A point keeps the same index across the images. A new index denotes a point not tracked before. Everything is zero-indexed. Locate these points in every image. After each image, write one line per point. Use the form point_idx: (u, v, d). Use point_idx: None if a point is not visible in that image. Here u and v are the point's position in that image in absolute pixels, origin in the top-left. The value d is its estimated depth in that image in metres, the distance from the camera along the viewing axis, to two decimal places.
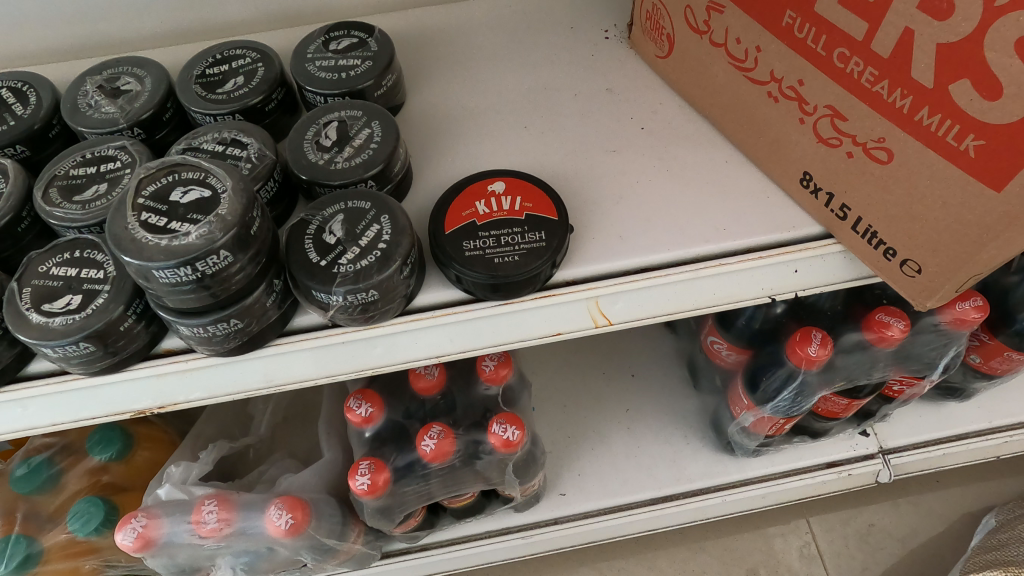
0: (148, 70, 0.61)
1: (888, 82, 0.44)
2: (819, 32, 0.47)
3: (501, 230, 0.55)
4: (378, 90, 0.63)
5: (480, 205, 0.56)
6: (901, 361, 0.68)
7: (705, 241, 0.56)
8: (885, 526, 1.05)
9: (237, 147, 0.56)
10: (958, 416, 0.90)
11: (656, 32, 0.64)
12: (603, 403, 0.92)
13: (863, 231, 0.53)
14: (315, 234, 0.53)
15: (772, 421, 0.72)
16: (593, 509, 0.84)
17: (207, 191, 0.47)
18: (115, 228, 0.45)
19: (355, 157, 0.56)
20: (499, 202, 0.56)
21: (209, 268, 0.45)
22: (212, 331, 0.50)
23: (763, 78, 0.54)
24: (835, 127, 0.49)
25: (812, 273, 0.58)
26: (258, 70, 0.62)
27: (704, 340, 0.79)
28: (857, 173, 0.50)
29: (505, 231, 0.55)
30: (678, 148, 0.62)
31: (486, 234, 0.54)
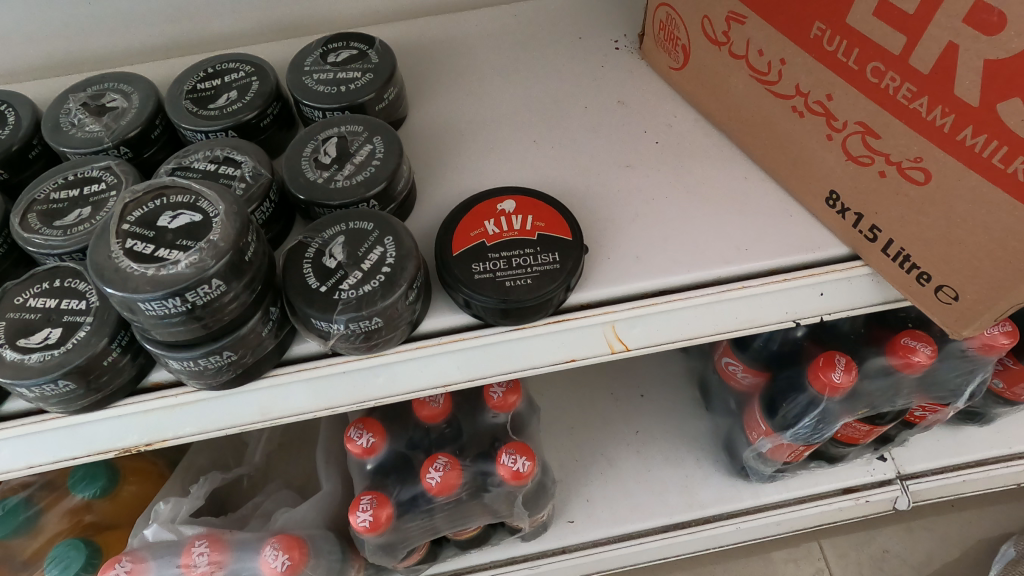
0: (136, 85, 0.58)
1: (927, 98, 0.41)
2: (850, 45, 0.44)
3: (512, 251, 0.51)
4: (379, 103, 0.60)
5: (491, 223, 0.53)
6: (925, 387, 0.66)
7: (727, 263, 0.53)
8: (900, 551, 1.02)
9: (231, 165, 0.53)
10: (977, 440, 0.87)
11: (670, 43, 0.62)
12: (612, 426, 0.89)
13: (895, 253, 0.50)
14: (314, 257, 0.49)
15: (792, 448, 0.69)
16: (602, 538, 0.81)
17: (197, 215, 0.44)
18: (97, 256, 0.42)
19: (356, 175, 0.53)
20: (510, 220, 0.53)
21: (200, 298, 0.42)
22: (203, 364, 0.47)
23: (788, 92, 0.51)
24: (867, 145, 0.47)
25: (839, 296, 0.55)
26: (253, 84, 0.59)
27: (718, 361, 0.76)
28: (890, 193, 0.47)
29: (516, 252, 0.51)
30: (694, 165, 0.59)
31: (496, 256, 0.51)
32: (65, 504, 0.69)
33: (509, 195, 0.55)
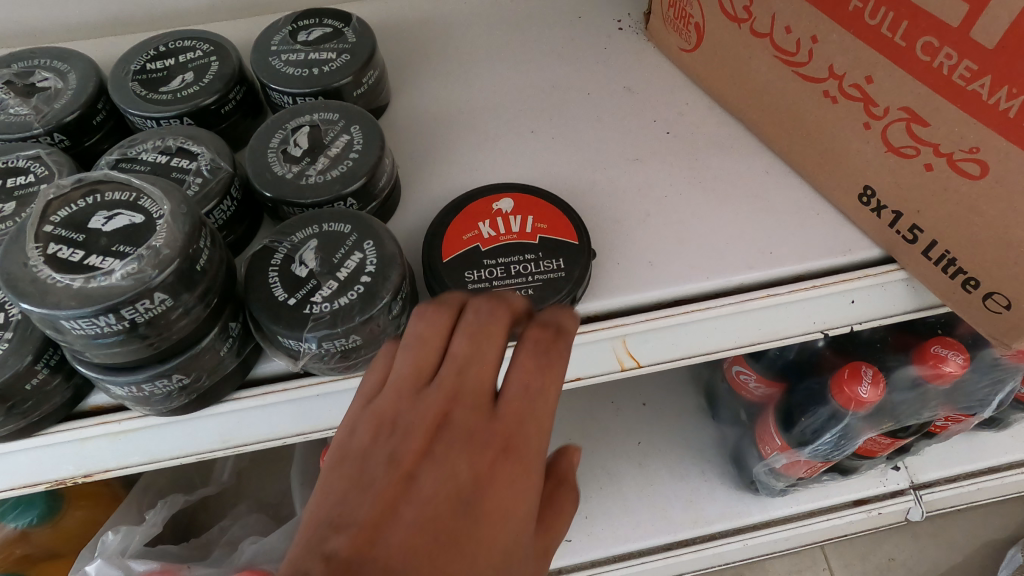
0: (72, 63, 0.51)
1: (991, 78, 0.36)
2: (898, 17, 0.39)
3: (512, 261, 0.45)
4: (358, 88, 0.53)
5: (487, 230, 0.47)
6: (951, 398, 0.61)
7: (749, 268, 0.47)
8: (906, 559, 0.98)
9: (185, 157, 0.46)
10: (992, 446, 0.83)
11: (682, 22, 0.56)
12: (610, 436, 0.83)
13: (937, 257, 0.45)
14: (282, 265, 0.43)
15: (808, 464, 0.64)
16: (602, 558, 0.76)
17: (138, 215, 0.37)
18: (11, 264, 0.35)
19: (331, 170, 0.46)
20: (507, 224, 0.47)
21: (142, 315, 0.35)
22: (149, 390, 0.40)
23: (819, 75, 0.45)
24: (911, 134, 0.41)
25: (871, 304, 0.49)
26: (212, 64, 0.52)
27: (727, 369, 0.71)
28: (939, 189, 0.42)
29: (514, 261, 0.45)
30: (708, 157, 0.53)
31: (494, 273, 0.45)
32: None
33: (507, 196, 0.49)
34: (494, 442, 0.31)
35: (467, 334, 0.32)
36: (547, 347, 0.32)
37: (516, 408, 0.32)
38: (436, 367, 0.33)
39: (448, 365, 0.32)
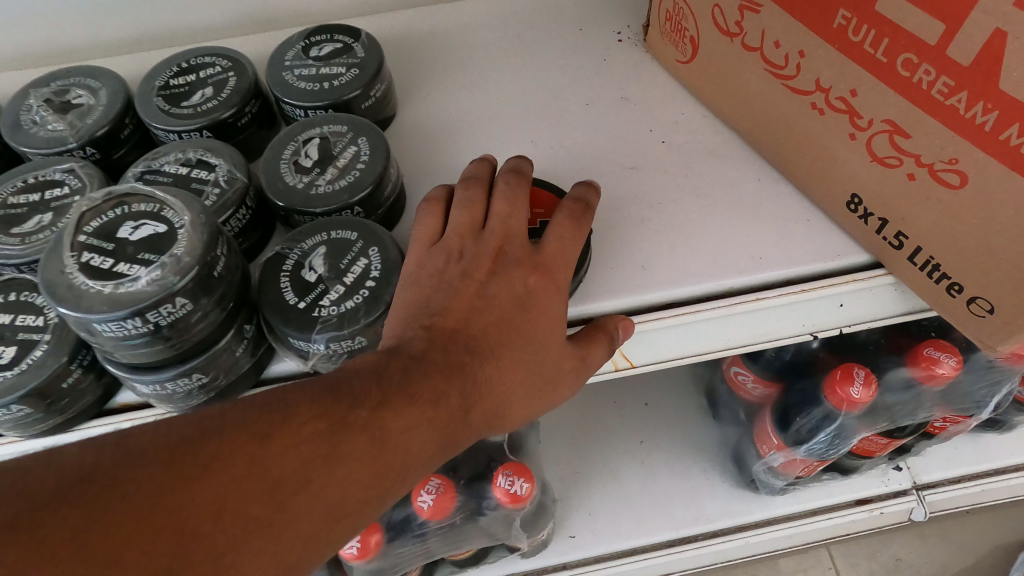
0: (103, 80, 0.54)
1: (967, 94, 0.37)
2: (880, 34, 0.40)
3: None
4: (366, 101, 0.56)
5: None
6: (948, 399, 0.62)
7: (740, 273, 0.49)
8: (912, 559, 0.98)
9: (204, 169, 0.49)
10: (996, 449, 0.82)
11: (677, 34, 0.57)
12: (613, 435, 0.85)
13: (923, 263, 0.46)
14: (293, 270, 0.45)
15: (805, 462, 0.66)
16: (605, 553, 0.77)
17: (161, 225, 0.40)
18: (49, 271, 0.38)
19: (339, 180, 0.49)
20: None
21: (165, 318, 0.38)
22: (172, 388, 0.43)
23: (807, 87, 0.47)
24: (894, 145, 0.43)
25: (860, 307, 0.51)
26: (230, 80, 0.55)
27: (726, 370, 0.72)
28: (921, 199, 0.43)
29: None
30: (702, 165, 0.55)
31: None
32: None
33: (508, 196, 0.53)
34: (537, 265, 0.43)
35: (506, 198, 0.46)
36: (579, 216, 0.45)
37: (553, 250, 0.44)
38: (483, 219, 0.46)
39: (492, 218, 0.45)
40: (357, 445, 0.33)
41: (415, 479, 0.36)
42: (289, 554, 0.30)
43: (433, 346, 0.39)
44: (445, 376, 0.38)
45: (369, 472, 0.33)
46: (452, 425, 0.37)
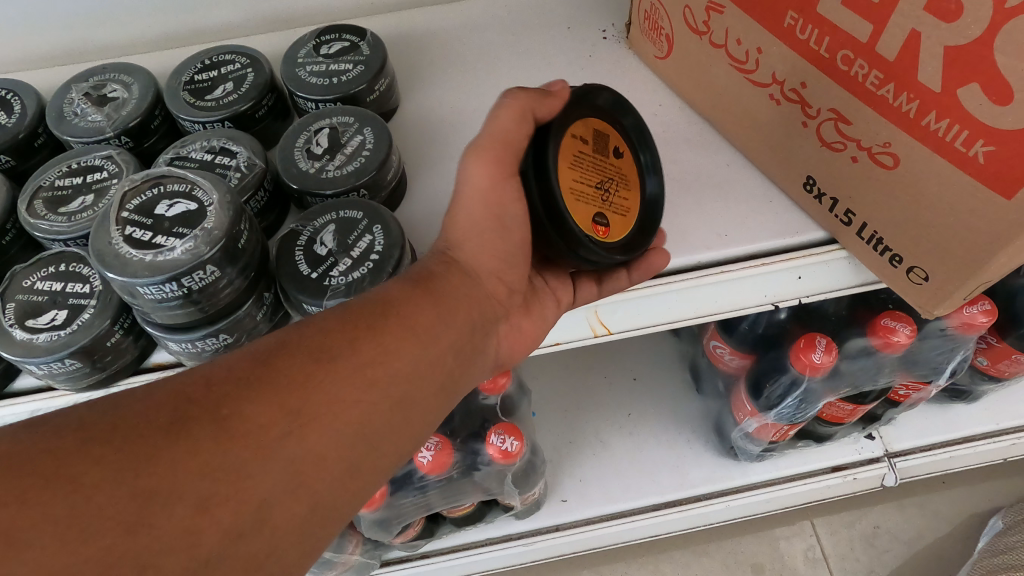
0: (135, 76, 0.60)
1: (894, 85, 0.42)
2: (821, 33, 0.45)
3: (589, 169, 0.50)
4: (371, 94, 0.61)
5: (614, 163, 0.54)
6: (907, 366, 0.67)
7: (707, 248, 0.54)
8: (892, 528, 0.99)
9: (226, 155, 0.55)
10: (966, 418, 0.86)
11: (655, 32, 0.63)
12: (604, 407, 0.91)
13: (869, 237, 0.50)
14: (306, 245, 0.51)
15: (776, 427, 0.71)
16: (594, 516, 0.83)
17: (193, 203, 0.46)
18: (99, 243, 0.44)
19: (347, 165, 0.55)
20: (604, 144, 0.53)
21: (196, 283, 0.44)
22: (202, 346, 0.49)
23: (765, 80, 0.52)
24: (839, 131, 0.48)
25: (817, 279, 0.56)
26: (248, 75, 0.61)
27: (707, 345, 0.78)
28: (862, 178, 0.48)
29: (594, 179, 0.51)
30: (676, 152, 0.60)
31: (611, 206, 0.51)
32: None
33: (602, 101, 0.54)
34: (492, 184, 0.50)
35: None
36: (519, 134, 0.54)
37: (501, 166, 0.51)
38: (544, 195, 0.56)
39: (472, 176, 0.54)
40: (381, 354, 0.42)
41: (419, 368, 0.43)
42: (348, 441, 0.39)
43: (428, 278, 0.47)
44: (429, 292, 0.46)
45: (379, 364, 0.41)
46: (448, 350, 0.46)
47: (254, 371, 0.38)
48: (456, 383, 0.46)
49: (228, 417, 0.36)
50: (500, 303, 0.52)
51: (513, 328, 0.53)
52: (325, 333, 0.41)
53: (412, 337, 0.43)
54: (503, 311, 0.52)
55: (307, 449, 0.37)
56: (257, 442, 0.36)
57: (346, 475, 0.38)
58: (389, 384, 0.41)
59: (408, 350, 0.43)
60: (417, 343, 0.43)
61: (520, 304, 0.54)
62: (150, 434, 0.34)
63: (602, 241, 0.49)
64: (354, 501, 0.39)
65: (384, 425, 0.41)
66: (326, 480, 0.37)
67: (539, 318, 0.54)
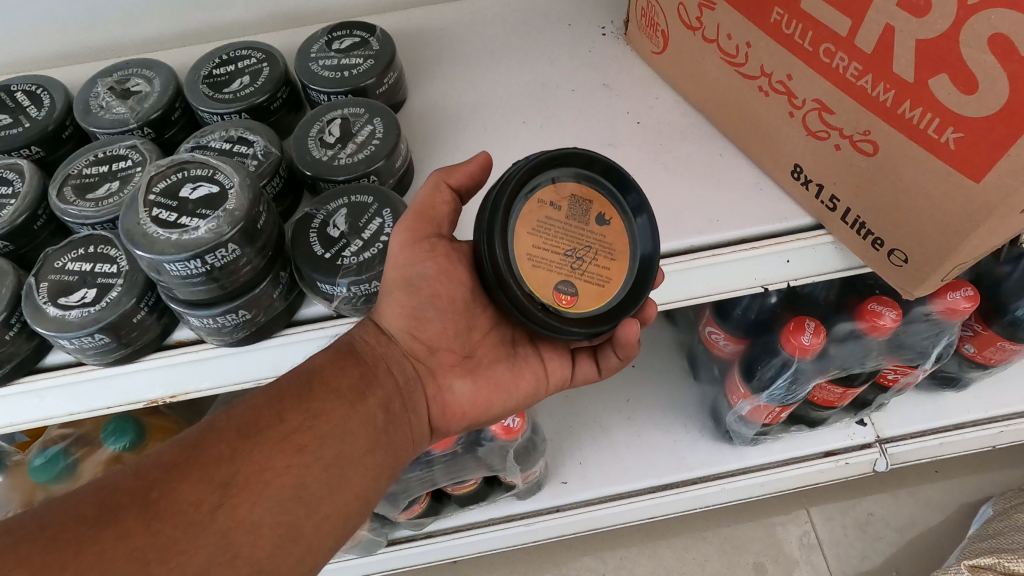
0: (157, 71, 0.64)
1: (871, 76, 0.45)
2: (805, 28, 0.48)
3: (557, 238, 0.50)
4: (380, 87, 0.64)
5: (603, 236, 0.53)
6: (893, 349, 0.70)
7: (699, 233, 0.56)
8: (885, 515, 1.01)
9: (244, 144, 0.58)
10: (955, 406, 0.88)
11: (651, 29, 0.66)
12: (603, 393, 0.94)
13: (853, 221, 0.53)
14: (320, 227, 0.54)
15: (768, 409, 0.74)
16: (594, 498, 0.85)
17: (215, 187, 0.49)
18: (128, 223, 0.48)
19: (358, 153, 0.58)
20: (584, 211, 0.51)
21: (218, 261, 0.47)
22: (221, 322, 0.52)
23: (754, 73, 0.55)
24: (823, 120, 0.50)
25: (805, 262, 0.58)
26: (264, 69, 0.64)
27: (703, 331, 0.81)
28: (845, 166, 0.51)
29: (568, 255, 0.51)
30: (671, 142, 0.63)
31: (584, 275, 0.50)
32: (43, 438, 0.74)
33: (589, 168, 0.51)
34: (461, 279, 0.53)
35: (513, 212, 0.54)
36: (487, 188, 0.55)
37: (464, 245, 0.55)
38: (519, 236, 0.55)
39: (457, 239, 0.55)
40: (308, 419, 0.46)
41: (354, 433, 0.47)
42: (282, 509, 0.42)
43: (350, 344, 0.51)
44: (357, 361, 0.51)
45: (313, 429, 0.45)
46: (379, 414, 0.50)
47: (188, 454, 0.42)
48: (392, 443, 0.50)
49: (157, 499, 0.39)
50: (435, 365, 0.56)
51: (442, 393, 0.56)
52: (253, 408, 0.45)
53: (337, 401, 0.48)
54: (428, 377, 0.55)
55: (245, 518, 0.40)
56: (186, 519, 0.39)
57: (286, 543, 0.41)
58: (317, 447, 0.45)
59: (333, 415, 0.47)
60: (345, 407, 0.48)
61: (467, 368, 0.57)
62: (101, 517, 0.38)
63: (563, 311, 0.48)
64: (298, 568, 0.42)
65: (321, 485, 0.44)
66: (265, 549, 0.40)
67: (480, 385, 0.57)
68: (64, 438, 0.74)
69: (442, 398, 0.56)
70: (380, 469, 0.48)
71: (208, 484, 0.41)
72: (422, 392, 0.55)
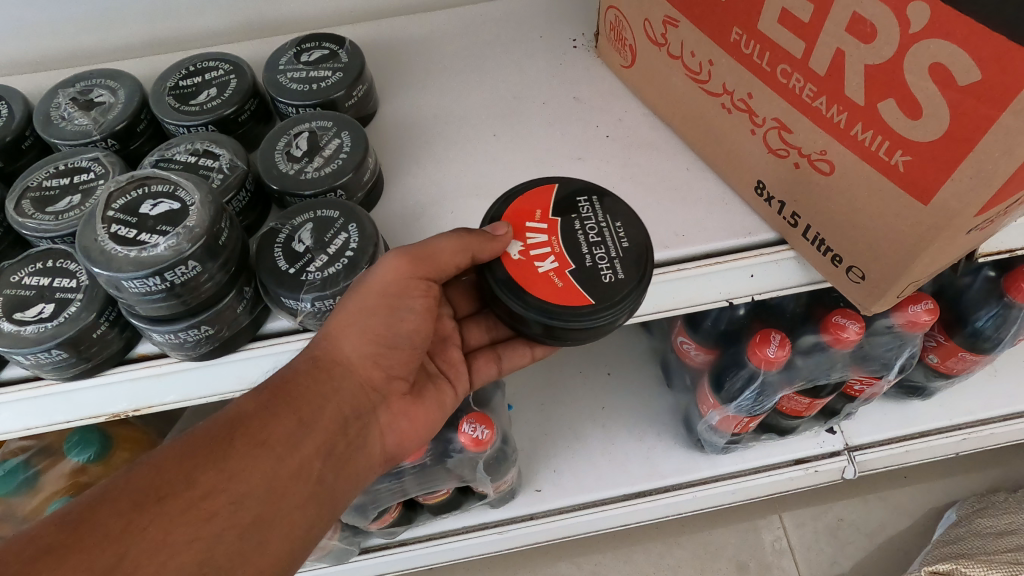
0: (121, 82, 0.63)
1: (826, 98, 0.45)
2: (763, 49, 0.48)
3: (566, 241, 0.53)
4: (349, 100, 0.64)
5: (525, 239, 0.54)
6: (859, 361, 0.72)
7: (664, 248, 0.57)
8: (856, 520, 1.03)
9: (209, 158, 0.58)
10: (922, 413, 0.90)
11: (620, 43, 0.66)
12: (579, 402, 0.94)
13: (813, 238, 0.54)
14: (285, 243, 0.54)
15: (737, 419, 0.75)
16: (567, 505, 0.86)
17: (176, 203, 0.49)
18: (86, 240, 0.47)
19: (325, 167, 0.58)
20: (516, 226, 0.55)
21: (179, 277, 0.47)
22: (184, 338, 0.51)
23: (717, 90, 0.56)
24: (782, 139, 0.51)
25: (769, 277, 0.59)
26: (231, 81, 0.64)
27: (675, 340, 0.82)
28: (804, 183, 0.52)
29: (546, 261, 0.52)
30: (639, 156, 0.63)
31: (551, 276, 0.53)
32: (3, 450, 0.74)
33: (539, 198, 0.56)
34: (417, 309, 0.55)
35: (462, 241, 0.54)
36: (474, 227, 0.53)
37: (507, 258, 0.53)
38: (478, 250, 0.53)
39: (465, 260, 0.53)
40: (222, 481, 0.43)
41: (276, 491, 0.45)
42: None
43: (285, 383, 0.49)
44: (286, 406, 0.48)
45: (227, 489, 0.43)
46: (307, 467, 0.47)
47: (76, 527, 0.38)
48: (321, 494, 0.48)
49: None
50: (377, 394, 0.55)
51: (395, 420, 0.56)
52: (159, 468, 0.42)
53: (261, 455, 0.45)
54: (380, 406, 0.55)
55: None
56: None
57: None
58: (230, 510, 0.42)
59: (253, 472, 0.44)
60: (268, 463, 0.45)
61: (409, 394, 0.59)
62: None
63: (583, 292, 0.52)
64: None
65: (231, 554, 0.42)
66: None
67: (426, 406, 0.60)
68: (25, 450, 0.74)
69: (398, 424, 0.56)
70: (305, 524, 0.46)
71: (95, 565, 0.37)
72: (372, 427, 0.54)
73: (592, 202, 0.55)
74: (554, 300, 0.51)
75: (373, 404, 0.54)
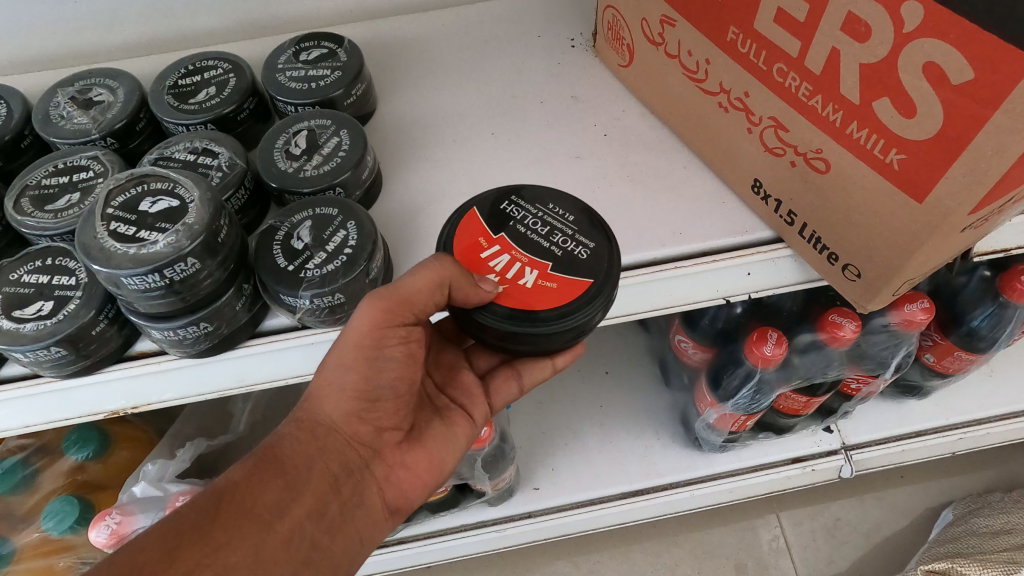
0: (120, 80, 0.63)
1: (821, 97, 0.46)
2: (759, 48, 0.49)
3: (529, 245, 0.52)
4: (348, 99, 0.65)
5: (493, 268, 0.51)
6: (855, 359, 0.72)
7: (661, 246, 0.57)
8: (853, 519, 1.03)
9: (209, 156, 0.58)
10: (918, 412, 0.90)
11: (617, 42, 0.66)
12: (577, 401, 0.95)
13: (810, 236, 0.54)
14: (283, 240, 0.54)
15: (734, 417, 0.75)
16: (565, 504, 0.86)
17: (175, 200, 0.49)
18: (85, 237, 0.48)
19: (324, 165, 0.58)
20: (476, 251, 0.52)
21: (177, 274, 0.47)
22: (183, 334, 0.52)
23: (714, 89, 0.56)
24: (779, 137, 0.52)
25: (766, 275, 0.59)
26: (230, 80, 0.64)
27: (673, 339, 0.82)
28: (800, 182, 0.52)
29: (526, 275, 0.51)
30: (637, 156, 0.64)
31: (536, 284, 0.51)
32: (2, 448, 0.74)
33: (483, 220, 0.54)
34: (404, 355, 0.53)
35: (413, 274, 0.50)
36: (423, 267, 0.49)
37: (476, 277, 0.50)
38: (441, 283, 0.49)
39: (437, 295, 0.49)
40: (211, 554, 0.43)
41: (266, 560, 0.45)
42: None
43: (271, 452, 0.50)
44: (271, 475, 0.48)
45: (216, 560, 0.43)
46: (296, 532, 0.47)
47: None
48: (315, 559, 0.48)
49: None
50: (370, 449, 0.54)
51: (392, 473, 0.56)
52: (146, 548, 0.42)
53: (249, 527, 0.46)
54: (374, 460, 0.54)
55: None
56: None
57: None
58: None
59: (241, 544, 0.45)
60: (255, 534, 0.46)
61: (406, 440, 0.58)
62: None
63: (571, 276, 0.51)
64: None
65: None
66: None
67: (428, 450, 0.59)
68: (23, 448, 0.74)
69: (395, 476, 0.56)
70: None
71: None
72: (367, 483, 0.54)
73: (515, 203, 0.54)
74: (563, 301, 0.50)
75: (365, 459, 0.54)
